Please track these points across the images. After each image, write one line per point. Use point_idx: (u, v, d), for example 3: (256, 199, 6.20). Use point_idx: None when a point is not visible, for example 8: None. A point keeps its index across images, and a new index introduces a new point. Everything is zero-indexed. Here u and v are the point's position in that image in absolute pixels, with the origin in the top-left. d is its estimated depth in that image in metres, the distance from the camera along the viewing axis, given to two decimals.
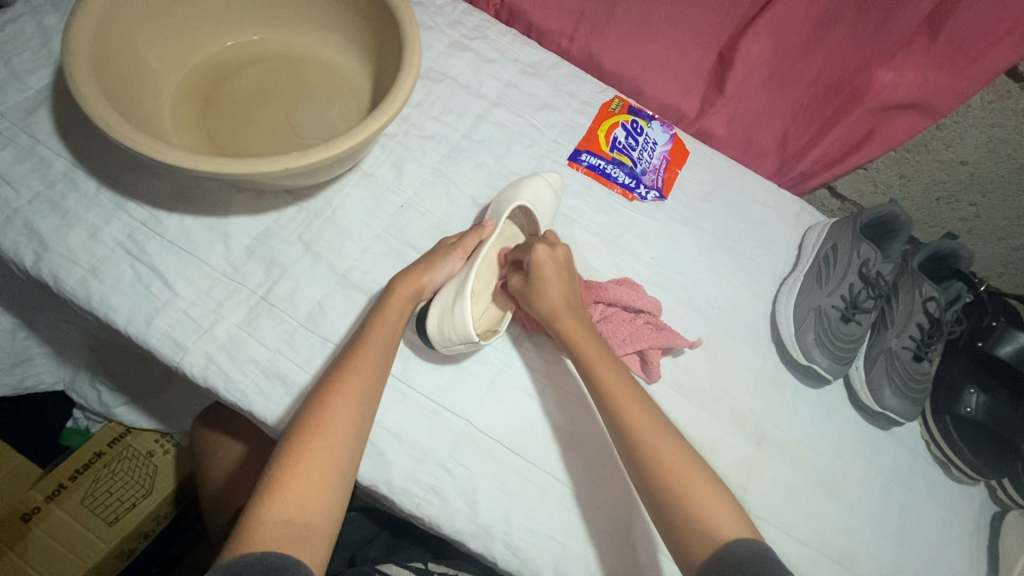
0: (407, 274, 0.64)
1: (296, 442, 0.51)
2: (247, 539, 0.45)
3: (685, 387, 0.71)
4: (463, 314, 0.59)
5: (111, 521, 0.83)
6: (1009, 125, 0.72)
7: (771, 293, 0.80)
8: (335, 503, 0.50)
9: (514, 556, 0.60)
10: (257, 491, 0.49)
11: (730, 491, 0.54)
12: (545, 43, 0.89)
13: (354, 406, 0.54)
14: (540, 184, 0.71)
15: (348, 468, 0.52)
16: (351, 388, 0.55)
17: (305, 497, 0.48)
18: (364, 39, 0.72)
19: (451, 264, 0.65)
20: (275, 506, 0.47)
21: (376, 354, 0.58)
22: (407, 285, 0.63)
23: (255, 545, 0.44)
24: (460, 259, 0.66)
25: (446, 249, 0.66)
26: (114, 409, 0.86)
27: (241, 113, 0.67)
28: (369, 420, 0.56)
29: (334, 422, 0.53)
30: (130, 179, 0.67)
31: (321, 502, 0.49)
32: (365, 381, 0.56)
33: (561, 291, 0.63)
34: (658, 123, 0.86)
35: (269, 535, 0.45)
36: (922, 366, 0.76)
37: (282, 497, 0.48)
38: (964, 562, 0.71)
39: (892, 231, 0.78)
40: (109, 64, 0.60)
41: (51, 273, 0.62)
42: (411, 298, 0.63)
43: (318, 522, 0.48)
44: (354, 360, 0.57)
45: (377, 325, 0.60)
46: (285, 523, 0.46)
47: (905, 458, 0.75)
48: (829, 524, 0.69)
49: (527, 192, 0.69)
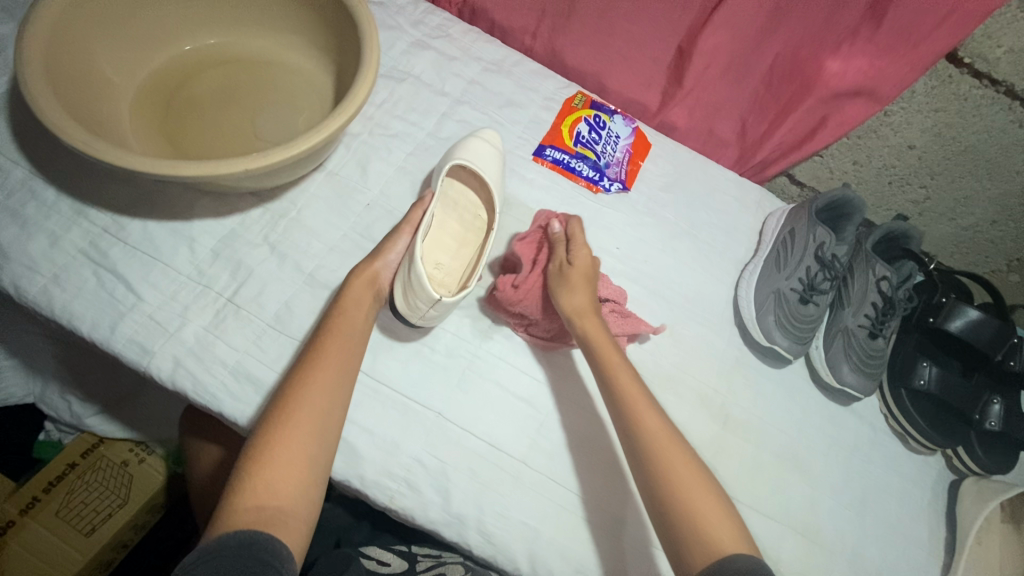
0: (363, 263, 0.65)
1: (267, 433, 0.52)
2: (219, 525, 0.45)
3: (651, 372, 0.73)
4: (417, 277, 0.59)
5: (88, 532, 0.82)
6: (952, 109, 0.76)
7: (733, 278, 0.82)
8: (310, 489, 0.51)
9: (489, 544, 0.61)
10: (229, 483, 0.49)
11: (714, 486, 0.56)
12: (508, 40, 0.90)
13: (324, 397, 0.55)
14: (474, 144, 0.73)
15: (321, 455, 0.53)
16: (320, 379, 0.56)
17: (277, 483, 0.49)
18: (324, 40, 0.72)
19: (400, 242, 0.66)
20: (247, 493, 0.48)
21: (342, 344, 0.59)
22: (363, 272, 0.64)
23: (226, 529, 0.44)
24: (409, 234, 0.67)
25: (393, 231, 0.67)
26: (86, 421, 0.85)
27: (202, 117, 0.67)
28: (341, 409, 0.56)
29: (305, 410, 0.54)
30: (91, 185, 0.66)
31: (295, 487, 0.50)
32: (334, 370, 0.57)
33: (586, 292, 0.67)
34: (620, 117, 0.87)
35: (240, 519, 0.45)
36: (877, 343, 0.79)
37: (254, 484, 0.48)
38: (924, 529, 0.74)
39: (846, 214, 0.81)
40: (64, 71, 0.60)
41: (12, 283, 0.61)
42: (371, 281, 0.64)
43: (292, 507, 0.49)
44: (322, 351, 0.58)
45: (342, 316, 0.61)
46: (257, 509, 0.47)
47: (865, 432, 0.78)
48: (793, 498, 0.71)
49: (461, 152, 0.71)
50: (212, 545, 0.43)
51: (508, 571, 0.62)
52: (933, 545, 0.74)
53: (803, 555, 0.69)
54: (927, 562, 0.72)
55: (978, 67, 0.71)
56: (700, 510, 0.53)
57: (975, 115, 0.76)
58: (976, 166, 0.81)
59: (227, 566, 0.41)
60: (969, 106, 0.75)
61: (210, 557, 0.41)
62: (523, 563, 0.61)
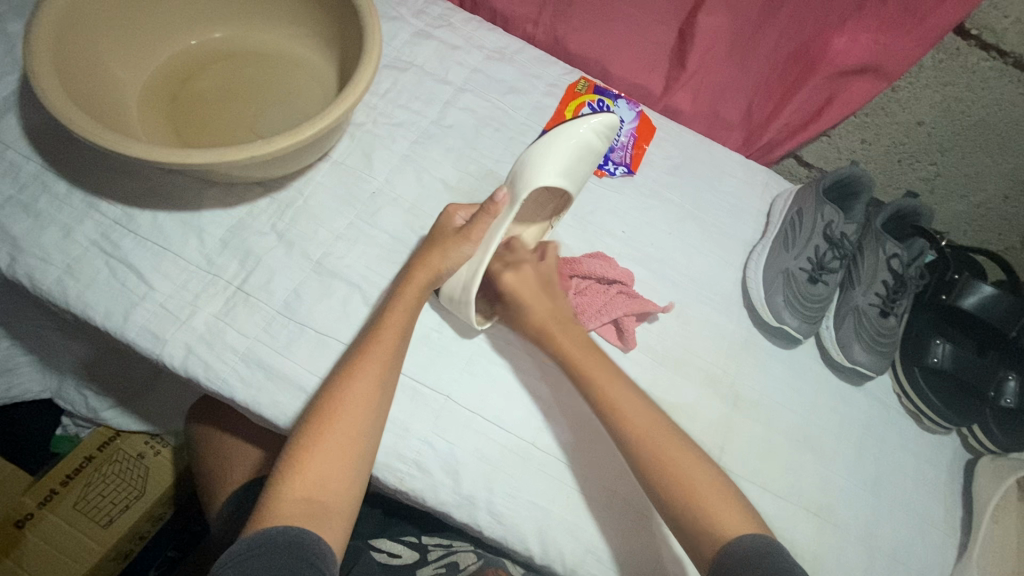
0: (424, 259, 0.64)
1: (316, 422, 0.53)
2: (269, 512, 0.47)
3: (659, 354, 0.73)
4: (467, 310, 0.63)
5: (105, 524, 0.83)
6: (960, 83, 0.75)
7: (741, 259, 0.82)
8: (355, 480, 0.52)
9: (498, 524, 0.62)
10: (277, 471, 0.51)
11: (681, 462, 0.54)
12: (510, 29, 0.90)
13: (372, 388, 0.55)
14: (570, 154, 0.70)
15: (368, 450, 0.54)
16: (369, 371, 0.56)
17: (324, 474, 0.50)
18: (326, 30, 0.73)
19: (466, 251, 0.64)
20: (295, 485, 0.49)
21: (393, 340, 0.59)
22: (424, 273, 0.63)
23: (276, 520, 0.46)
24: (476, 244, 0.64)
25: (460, 237, 0.64)
26: (101, 414, 0.87)
27: (208, 109, 0.68)
28: (387, 402, 0.57)
29: (353, 403, 0.54)
30: (101, 178, 0.67)
31: (342, 479, 0.51)
32: (381, 365, 0.57)
33: (549, 305, 0.65)
34: (624, 101, 0.85)
35: (288, 512, 0.47)
36: (889, 322, 0.78)
37: (302, 474, 0.50)
38: (940, 508, 0.73)
39: (854, 193, 0.81)
40: (73, 67, 0.61)
41: (26, 275, 0.63)
42: (430, 284, 0.63)
43: (338, 500, 0.50)
44: (371, 344, 0.58)
45: (393, 311, 0.60)
46: (305, 500, 0.48)
47: (877, 411, 0.77)
48: (805, 477, 0.71)
49: (553, 167, 0.68)
50: (263, 534, 0.45)
51: (519, 553, 0.63)
52: (948, 523, 0.73)
53: (816, 534, 0.68)
54: (944, 541, 0.72)
55: (985, 39, 0.70)
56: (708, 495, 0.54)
57: (984, 89, 0.75)
58: (987, 141, 0.80)
59: (274, 556, 0.43)
60: (978, 79, 0.74)
61: (258, 548, 0.44)
62: (532, 542, 0.62)
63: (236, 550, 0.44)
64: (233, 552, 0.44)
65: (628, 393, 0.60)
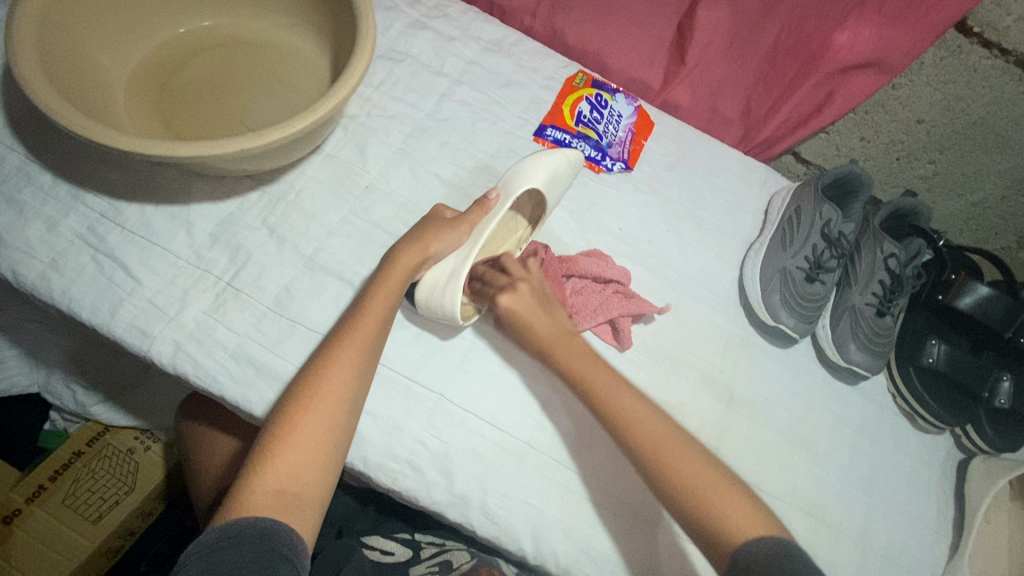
0: (407, 256, 0.62)
1: (289, 416, 0.52)
2: (236, 504, 0.45)
3: (655, 352, 0.73)
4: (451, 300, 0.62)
5: (95, 519, 0.82)
6: (961, 81, 0.74)
7: (738, 257, 0.81)
8: (327, 473, 0.51)
9: (491, 523, 0.61)
10: (247, 463, 0.49)
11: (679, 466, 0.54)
12: (507, 20, 0.88)
13: (349, 378, 0.55)
14: (559, 164, 0.71)
15: (340, 443, 0.53)
16: (344, 363, 0.55)
17: (297, 467, 0.49)
18: (320, 19, 0.71)
19: (456, 237, 0.65)
20: (267, 477, 0.48)
21: (372, 326, 0.58)
22: (412, 256, 0.62)
23: (245, 511, 0.45)
24: (466, 233, 0.66)
25: (451, 223, 0.65)
26: (90, 409, 0.86)
27: (197, 100, 0.67)
28: (361, 394, 0.56)
29: (328, 394, 0.53)
30: (86, 171, 0.66)
31: (314, 471, 0.50)
32: (359, 355, 0.56)
33: (550, 323, 0.65)
34: (622, 96, 0.84)
35: (260, 504, 0.46)
36: (885, 321, 0.78)
37: (274, 466, 0.48)
38: (932, 508, 0.74)
39: (853, 192, 0.80)
40: (55, 53, 0.60)
41: (10, 268, 0.62)
42: (414, 268, 0.62)
43: (309, 492, 0.49)
44: (349, 334, 0.57)
45: (375, 299, 0.59)
46: (277, 493, 0.47)
47: (872, 412, 0.77)
48: (799, 477, 0.71)
49: (542, 174, 0.69)
50: (232, 525, 0.43)
51: (513, 552, 0.62)
52: (940, 523, 0.73)
53: (809, 534, 0.68)
54: (935, 540, 0.72)
55: (987, 37, 0.70)
56: (713, 492, 0.54)
57: (986, 88, 0.74)
58: (987, 140, 0.80)
59: (243, 550, 0.41)
60: (979, 77, 0.73)
61: (229, 540, 0.42)
62: (526, 542, 0.61)
63: (201, 543, 0.42)
64: (198, 546, 0.41)
65: (625, 394, 0.60)
